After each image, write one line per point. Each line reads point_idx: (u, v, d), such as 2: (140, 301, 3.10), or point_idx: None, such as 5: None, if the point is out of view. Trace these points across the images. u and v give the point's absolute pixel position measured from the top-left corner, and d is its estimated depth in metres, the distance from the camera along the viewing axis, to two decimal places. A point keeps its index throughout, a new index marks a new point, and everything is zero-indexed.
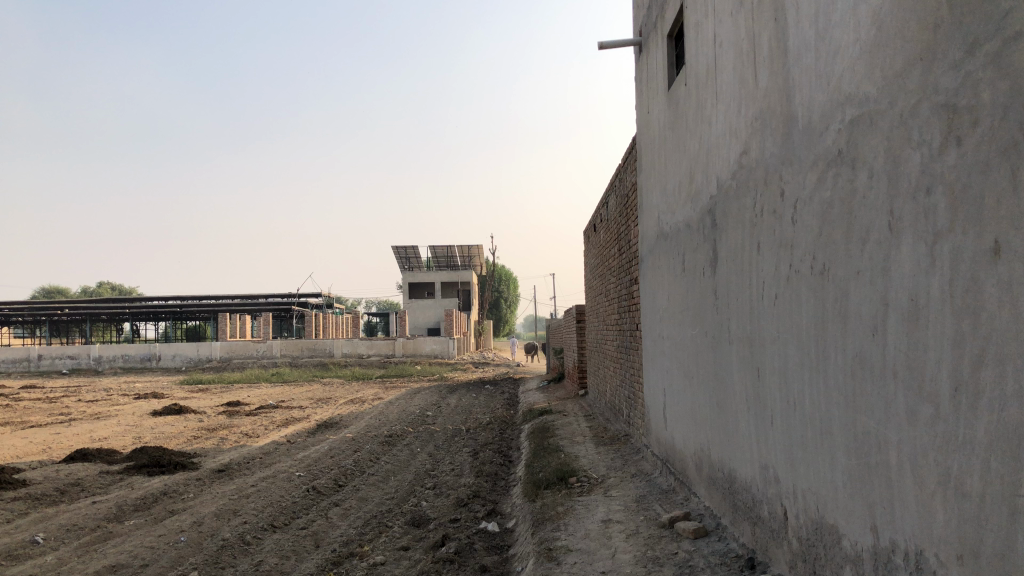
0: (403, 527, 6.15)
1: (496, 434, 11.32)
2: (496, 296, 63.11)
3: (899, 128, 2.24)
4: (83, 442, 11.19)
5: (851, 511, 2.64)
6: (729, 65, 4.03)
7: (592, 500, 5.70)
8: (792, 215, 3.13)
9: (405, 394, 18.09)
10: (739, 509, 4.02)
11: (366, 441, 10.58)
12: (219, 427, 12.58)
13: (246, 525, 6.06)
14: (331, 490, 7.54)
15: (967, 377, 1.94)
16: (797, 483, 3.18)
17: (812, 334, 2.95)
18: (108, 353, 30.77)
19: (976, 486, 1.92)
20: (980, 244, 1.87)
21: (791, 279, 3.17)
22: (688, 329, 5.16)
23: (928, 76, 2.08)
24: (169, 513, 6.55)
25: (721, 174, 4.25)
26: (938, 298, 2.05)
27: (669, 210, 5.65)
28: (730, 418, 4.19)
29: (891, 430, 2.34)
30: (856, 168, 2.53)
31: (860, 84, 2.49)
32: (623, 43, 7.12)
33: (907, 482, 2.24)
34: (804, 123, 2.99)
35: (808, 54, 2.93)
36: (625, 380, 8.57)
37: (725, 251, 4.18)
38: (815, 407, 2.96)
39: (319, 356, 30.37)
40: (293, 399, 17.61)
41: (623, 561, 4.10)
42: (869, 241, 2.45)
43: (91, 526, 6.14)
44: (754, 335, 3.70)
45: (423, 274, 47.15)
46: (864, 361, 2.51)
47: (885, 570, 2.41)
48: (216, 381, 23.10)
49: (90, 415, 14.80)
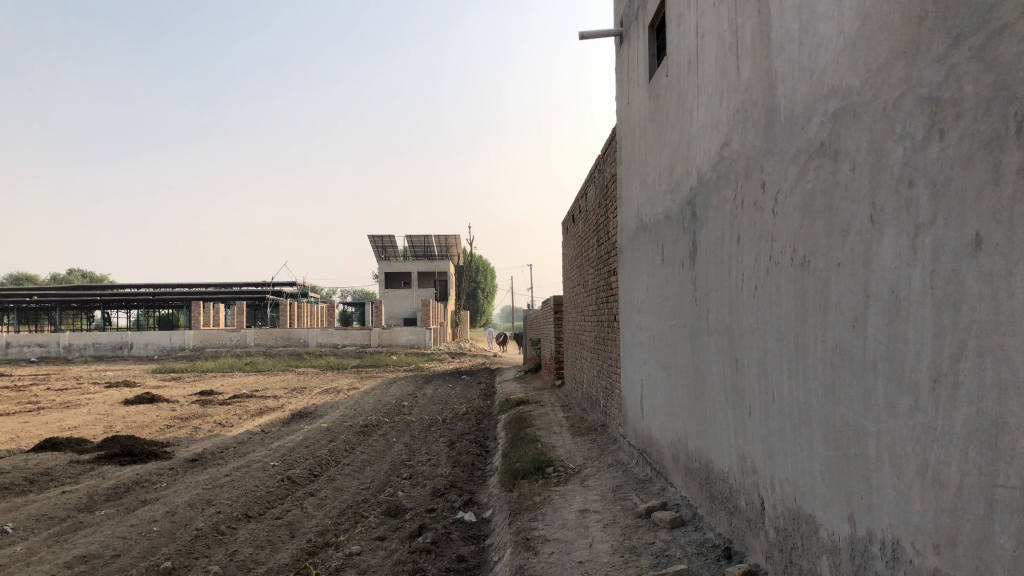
0: (379, 517, 6.14)
1: (473, 424, 11.32)
2: (473, 288, 63.01)
3: (882, 120, 2.25)
4: (53, 430, 11.05)
5: (828, 501, 2.67)
6: (711, 56, 4.04)
7: (569, 490, 5.71)
8: (773, 207, 3.15)
9: (381, 384, 18.07)
10: (715, 499, 4.05)
11: (341, 431, 10.53)
12: (192, 416, 12.46)
13: (221, 515, 6.01)
14: (306, 480, 7.50)
15: (946, 368, 1.95)
16: (774, 473, 3.20)
17: (792, 326, 2.97)
18: (79, 341, 30.37)
19: (953, 476, 1.94)
20: (962, 237, 1.88)
21: (771, 271, 3.18)
22: (666, 320, 5.17)
23: (911, 69, 2.08)
24: (142, 503, 6.48)
25: (701, 166, 4.26)
26: (919, 290, 2.06)
27: (649, 202, 5.66)
28: (708, 409, 4.20)
29: (871, 421, 2.35)
30: (839, 161, 2.54)
31: (843, 77, 2.50)
32: (604, 34, 7.10)
33: (885, 473, 2.26)
34: (787, 115, 3.00)
35: (791, 46, 2.93)
36: (602, 371, 8.60)
37: (705, 243, 4.19)
38: (794, 398, 2.97)
39: (295, 345, 30.21)
40: (267, 388, 17.52)
41: (600, 551, 4.11)
42: (851, 234, 2.46)
43: (61, 516, 6.05)
44: (733, 326, 3.71)
45: (399, 264, 47.06)
46: (844, 353, 2.52)
47: (862, 561, 2.43)
48: (190, 370, 22.93)
49: (60, 403, 14.62)
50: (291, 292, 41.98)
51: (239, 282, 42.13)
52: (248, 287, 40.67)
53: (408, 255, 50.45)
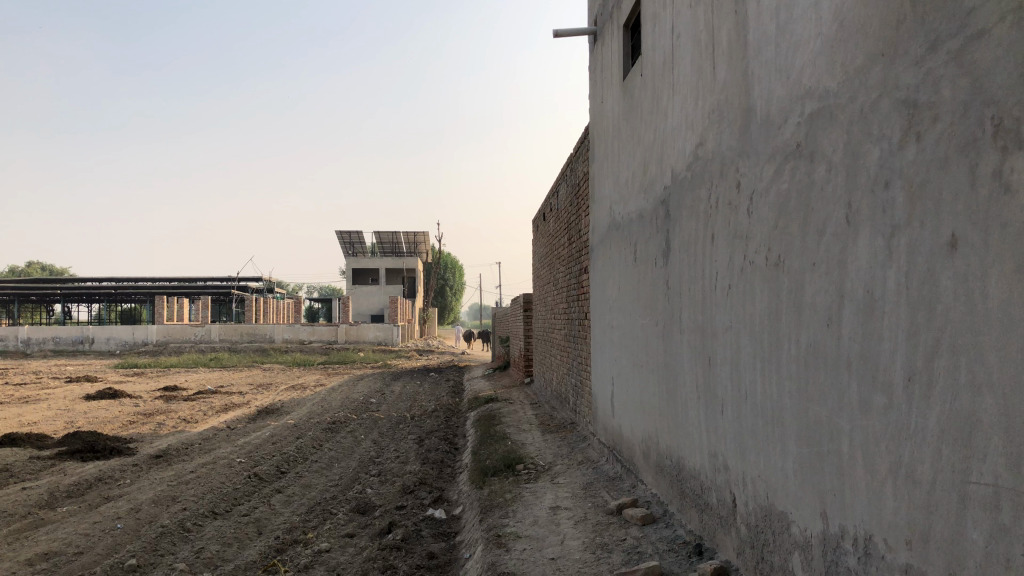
0: (348, 514, 6.10)
1: (441, 422, 11.30)
2: (441, 285, 62.83)
3: (859, 122, 2.28)
4: (12, 426, 10.82)
5: (800, 498, 2.70)
6: (687, 56, 4.07)
7: (540, 487, 5.71)
8: (748, 208, 3.18)
9: (348, 381, 17.97)
10: (686, 496, 4.08)
11: (308, 427, 10.45)
12: (156, 412, 12.28)
13: (186, 511, 5.94)
14: (273, 477, 7.43)
15: (920, 368, 1.99)
16: (746, 470, 3.23)
17: (765, 325, 3.00)
18: (38, 335, 29.77)
19: (926, 473, 1.97)
20: (937, 238, 1.91)
21: (745, 270, 3.21)
22: (638, 318, 5.19)
23: (889, 72, 2.11)
24: (105, 500, 6.37)
25: (675, 166, 4.28)
26: (894, 290, 2.10)
27: (622, 201, 5.68)
28: (679, 407, 4.24)
29: (844, 419, 2.38)
30: (815, 162, 2.57)
31: (820, 79, 2.52)
32: (578, 32, 7.12)
33: (858, 470, 2.29)
34: (763, 116, 3.02)
35: (768, 48, 2.96)
36: (572, 369, 8.61)
37: (678, 242, 4.23)
38: (767, 396, 3.01)
39: (260, 340, 29.91)
40: (233, 385, 17.32)
41: (572, 547, 4.12)
42: (826, 234, 2.49)
43: (22, 513, 5.93)
44: (706, 324, 3.74)
45: (367, 260, 46.83)
46: (818, 351, 2.56)
47: (834, 558, 2.47)
48: (153, 365, 22.62)
49: (18, 398, 14.30)
50: (257, 287, 41.52)
51: (203, 277, 41.62)
52: (213, 282, 40.17)
53: (375, 252, 50.15)
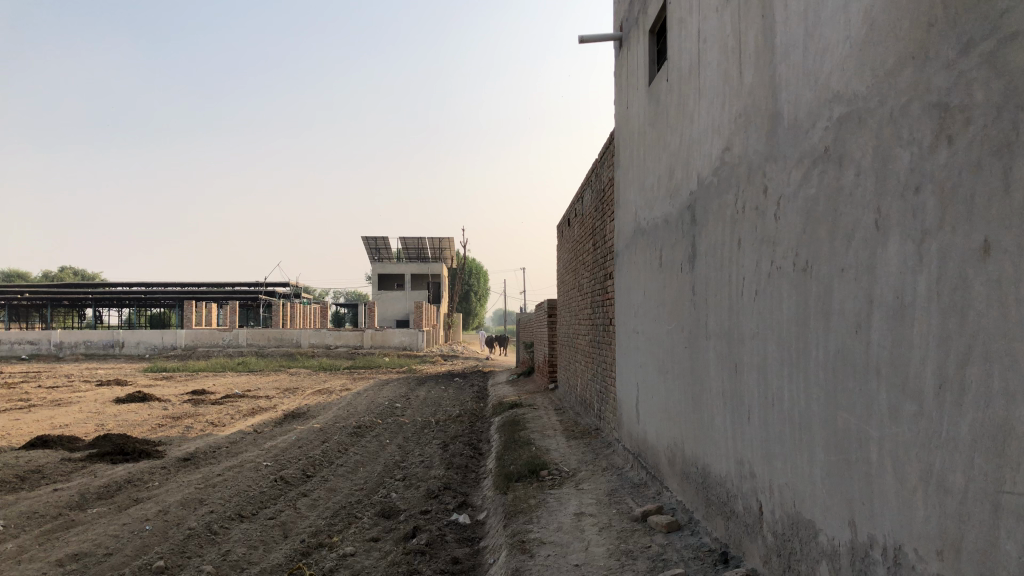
0: (373, 518, 6.12)
1: (466, 427, 11.31)
2: (466, 289, 63.03)
3: (889, 126, 2.25)
4: (44, 428, 10.97)
5: (828, 507, 2.67)
6: (713, 60, 4.05)
7: (564, 493, 5.70)
8: (775, 212, 3.15)
9: (374, 385, 18.09)
10: (712, 503, 4.05)
11: (333, 431, 10.51)
12: (184, 416, 12.41)
13: (213, 514, 5.99)
14: (299, 480, 7.48)
15: (952, 374, 1.96)
16: (773, 478, 3.20)
17: (793, 331, 2.97)
18: (70, 339, 30.13)
19: (958, 482, 1.94)
20: (969, 243, 1.89)
21: (772, 275, 3.19)
22: (664, 324, 5.16)
23: (920, 74, 2.09)
24: (133, 502, 6.44)
25: (702, 171, 4.26)
26: (924, 296, 2.07)
27: (647, 206, 5.66)
28: (705, 413, 4.21)
29: (873, 427, 2.35)
30: (843, 166, 2.55)
31: (849, 83, 2.50)
32: (604, 37, 7.11)
33: (887, 478, 2.26)
34: (791, 120, 3.00)
35: (795, 52, 2.94)
36: (597, 375, 8.58)
37: (704, 247, 4.20)
38: (794, 403, 2.97)
39: (287, 345, 30.12)
40: (260, 389, 17.49)
41: (596, 554, 4.11)
42: (854, 239, 2.46)
43: (53, 514, 6.02)
44: (732, 330, 3.71)
45: (393, 266, 47.14)
46: (847, 358, 2.52)
47: (862, 566, 2.43)
48: (181, 369, 22.90)
49: (50, 401, 14.53)
50: (284, 292, 41.84)
51: (231, 283, 42.08)
52: (241, 287, 40.57)
53: (400, 257, 50.34)
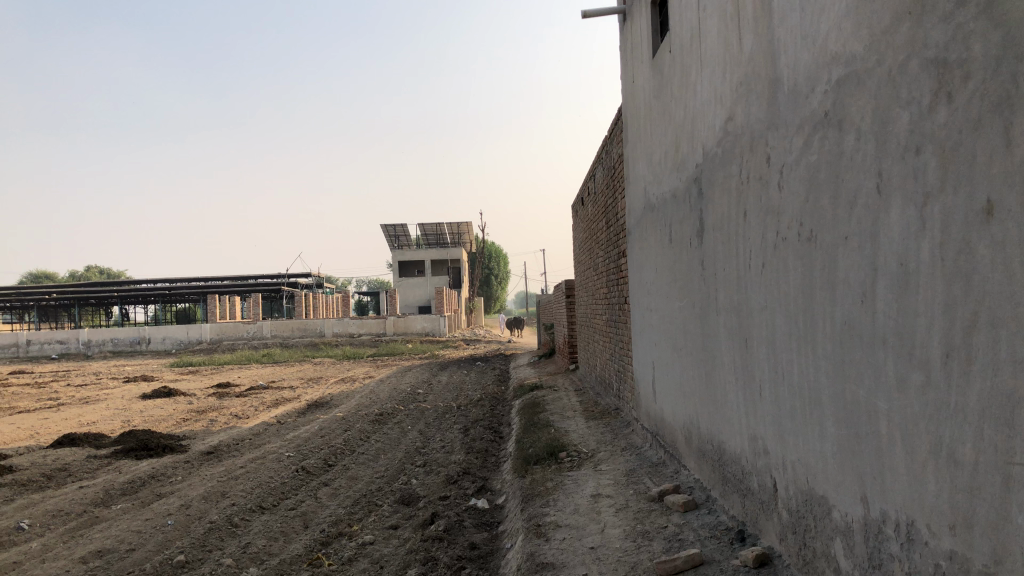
0: (393, 506, 6.11)
1: (487, 410, 11.30)
2: (487, 274, 63.16)
3: (887, 86, 2.16)
4: (72, 426, 11.11)
5: (841, 483, 2.60)
6: (713, 28, 3.94)
7: (582, 475, 5.65)
8: (779, 182, 3.05)
9: (395, 372, 18.15)
10: (728, 481, 3.98)
11: (356, 419, 10.53)
12: (208, 409, 12.50)
13: (235, 507, 6.01)
14: (320, 470, 7.49)
15: (958, 343, 1.87)
16: (786, 455, 3.13)
17: (800, 302, 2.89)
18: (97, 337, 30.46)
19: (968, 454, 1.86)
20: (973, 205, 1.80)
21: (778, 247, 3.10)
22: (676, 300, 5.07)
23: (917, 29, 1.99)
24: (157, 497, 6.48)
25: (706, 142, 4.16)
26: (928, 262, 1.98)
27: (655, 181, 5.56)
28: (719, 390, 4.13)
29: (881, 399, 2.28)
30: (843, 130, 2.45)
31: (846, 43, 2.40)
32: (607, 11, 6.98)
33: (898, 453, 2.19)
34: (791, 86, 2.90)
35: (793, 14, 2.84)
36: (615, 354, 8.51)
37: (711, 220, 4.11)
38: (804, 376, 2.89)
39: (310, 335, 30.28)
40: (284, 379, 17.61)
41: (612, 536, 4.06)
42: (857, 205, 2.37)
43: (77, 511, 6.07)
44: (742, 304, 3.62)
45: (413, 253, 47.23)
46: (853, 330, 2.44)
47: (876, 544, 2.36)
48: (206, 363, 23.08)
49: (79, 399, 14.71)
50: (306, 283, 42.01)
51: (253, 276, 42.35)
52: (263, 279, 40.80)
53: (420, 243, 50.33)
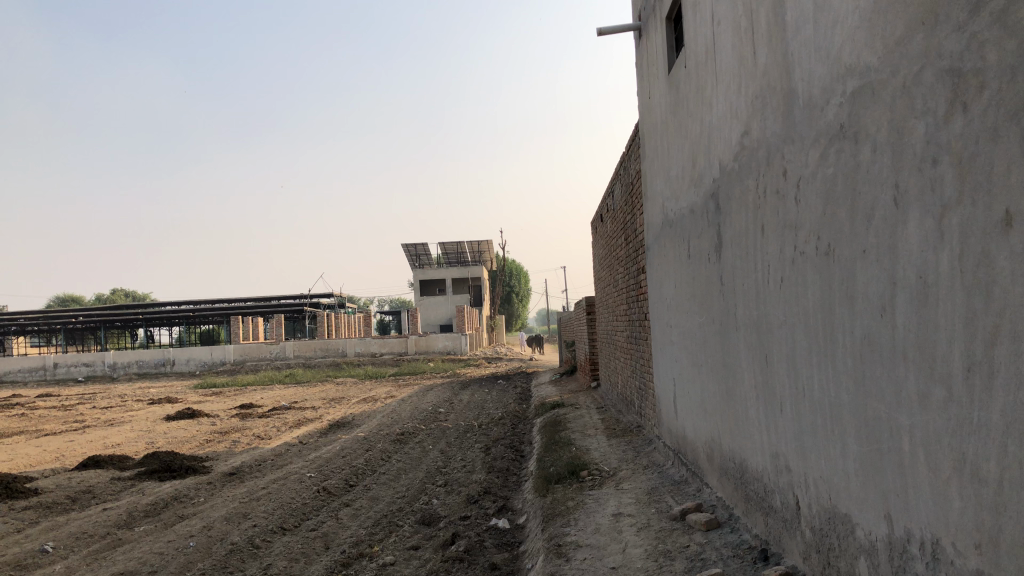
0: (414, 526, 6.08)
1: (508, 429, 11.26)
2: (508, 292, 63.26)
3: (903, 97, 2.13)
4: (96, 448, 11.19)
5: (864, 500, 2.55)
6: (727, 42, 3.93)
7: (603, 494, 5.60)
8: (795, 195, 3.03)
9: (417, 392, 18.14)
10: (750, 499, 3.93)
11: (377, 439, 10.53)
12: (231, 430, 12.54)
13: (256, 528, 6.02)
14: (341, 490, 7.48)
15: (980, 357, 1.84)
16: (808, 472, 3.08)
17: (819, 316, 2.85)
18: (122, 359, 30.72)
19: (993, 471, 1.81)
20: (991, 215, 1.76)
21: (796, 261, 3.07)
22: (695, 316, 5.04)
23: (931, 39, 1.96)
24: (179, 519, 6.51)
25: (723, 157, 4.14)
26: (947, 274, 1.95)
27: (673, 196, 5.54)
28: (740, 406, 4.08)
29: (903, 415, 2.24)
30: (859, 141, 2.42)
31: (860, 55, 2.38)
32: (623, 28, 6.99)
33: (921, 470, 2.14)
34: (806, 99, 2.88)
35: (807, 27, 2.82)
36: (636, 371, 8.46)
37: (729, 236, 4.09)
38: (824, 391, 2.85)
39: (332, 355, 30.38)
40: (306, 400, 17.65)
41: (633, 555, 4.01)
42: (874, 218, 2.34)
43: (101, 533, 6.10)
44: (761, 319, 3.59)
45: (434, 271, 47.37)
46: (873, 343, 2.41)
47: (901, 563, 2.31)
48: (230, 384, 23.20)
49: (103, 421, 14.83)
50: (328, 303, 42.20)
51: (276, 296, 42.65)
52: (286, 300, 41.05)
53: (441, 261, 50.42)
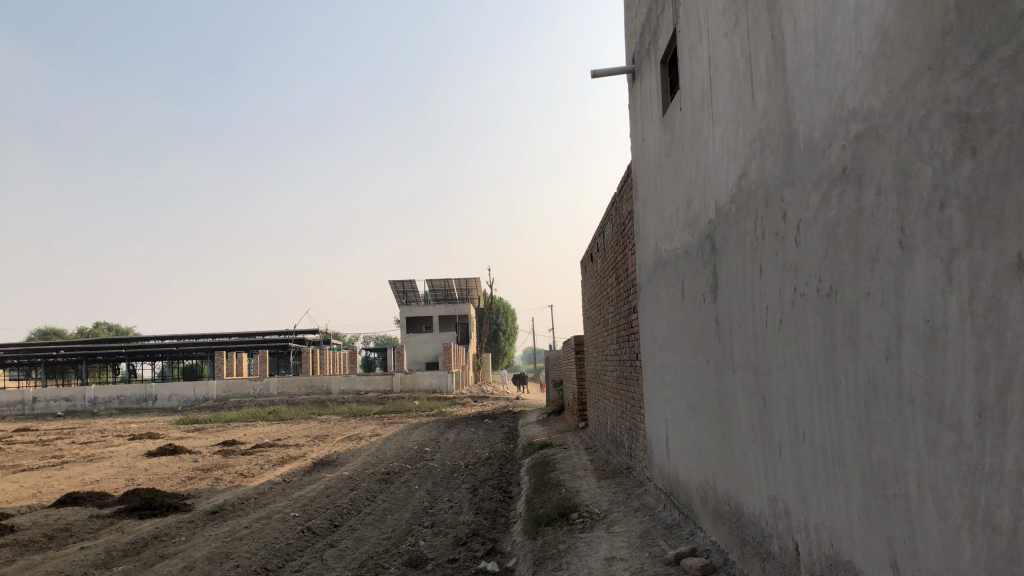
0: (400, 568, 5.96)
1: (495, 469, 11.13)
2: (495, 329, 63.11)
3: (908, 141, 2.13)
4: (75, 485, 10.96)
5: (868, 546, 2.50)
6: (725, 84, 3.96)
7: (595, 537, 5.51)
8: (796, 237, 3.03)
9: (403, 430, 17.96)
10: (747, 544, 3.87)
11: (363, 478, 10.37)
12: (213, 468, 12.32)
13: (239, 569, 5.88)
14: (326, 531, 7.34)
15: (992, 403, 1.81)
16: (808, 516, 3.04)
17: (821, 358, 2.82)
18: (104, 394, 30.29)
19: (1007, 519, 1.78)
20: (1002, 260, 1.75)
21: (796, 303, 3.05)
22: (689, 357, 5.01)
23: (937, 84, 1.97)
24: (159, 559, 6.35)
25: (720, 198, 4.15)
26: (957, 319, 1.93)
27: (667, 237, 5.54)
28: (736, 448, 4.04)
29: (910, 461, 2.20)
30: (863, 184, 2.42)
31: (864, 99, 2.39)
32: (617, 71, 7.05)
33: (929, 515, 2.11)
34: (807, 142, 2.89)
35: (808, 70, 2.84)
36: (626, 412, 8.39)
37: (725, 277, 4.08)
38: (825, 435, 2.82)
39: (317, 392, 30.07)
40: (290, 437, 17.40)
41: None
42: (879, 261, 2.33)
43: (78, 573, 5.94)
44: (759, 361, 3.57)
45: (421, 308, 47.20)
46: (878, 387, 2.39)
47: None
48: (212, 420, 22.86)
49: (84, 457, 14.55)
50: (314, 339, 41.90)
51: (261, 332, 42.32)
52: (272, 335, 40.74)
53: (428, 299, 50.23)
